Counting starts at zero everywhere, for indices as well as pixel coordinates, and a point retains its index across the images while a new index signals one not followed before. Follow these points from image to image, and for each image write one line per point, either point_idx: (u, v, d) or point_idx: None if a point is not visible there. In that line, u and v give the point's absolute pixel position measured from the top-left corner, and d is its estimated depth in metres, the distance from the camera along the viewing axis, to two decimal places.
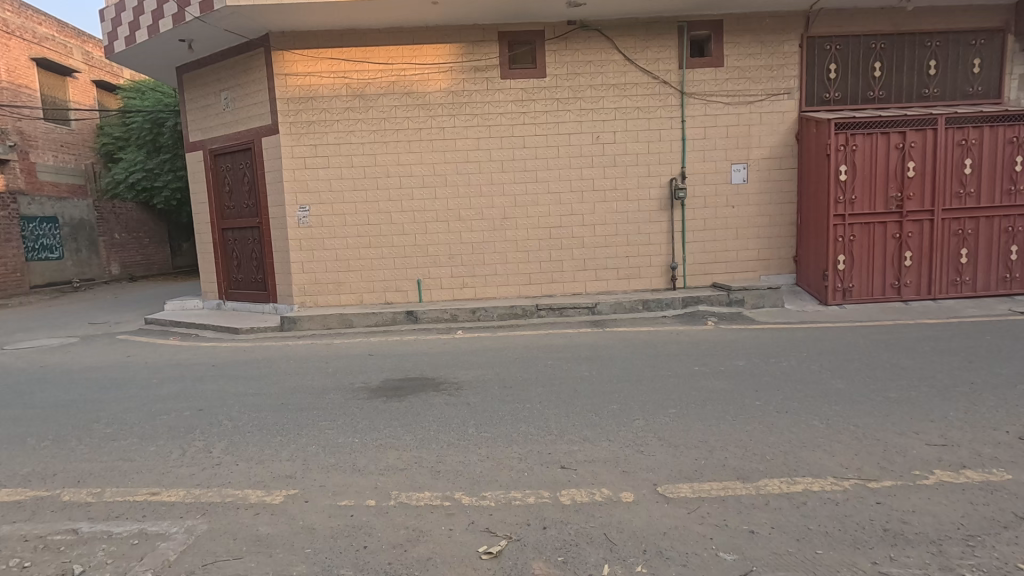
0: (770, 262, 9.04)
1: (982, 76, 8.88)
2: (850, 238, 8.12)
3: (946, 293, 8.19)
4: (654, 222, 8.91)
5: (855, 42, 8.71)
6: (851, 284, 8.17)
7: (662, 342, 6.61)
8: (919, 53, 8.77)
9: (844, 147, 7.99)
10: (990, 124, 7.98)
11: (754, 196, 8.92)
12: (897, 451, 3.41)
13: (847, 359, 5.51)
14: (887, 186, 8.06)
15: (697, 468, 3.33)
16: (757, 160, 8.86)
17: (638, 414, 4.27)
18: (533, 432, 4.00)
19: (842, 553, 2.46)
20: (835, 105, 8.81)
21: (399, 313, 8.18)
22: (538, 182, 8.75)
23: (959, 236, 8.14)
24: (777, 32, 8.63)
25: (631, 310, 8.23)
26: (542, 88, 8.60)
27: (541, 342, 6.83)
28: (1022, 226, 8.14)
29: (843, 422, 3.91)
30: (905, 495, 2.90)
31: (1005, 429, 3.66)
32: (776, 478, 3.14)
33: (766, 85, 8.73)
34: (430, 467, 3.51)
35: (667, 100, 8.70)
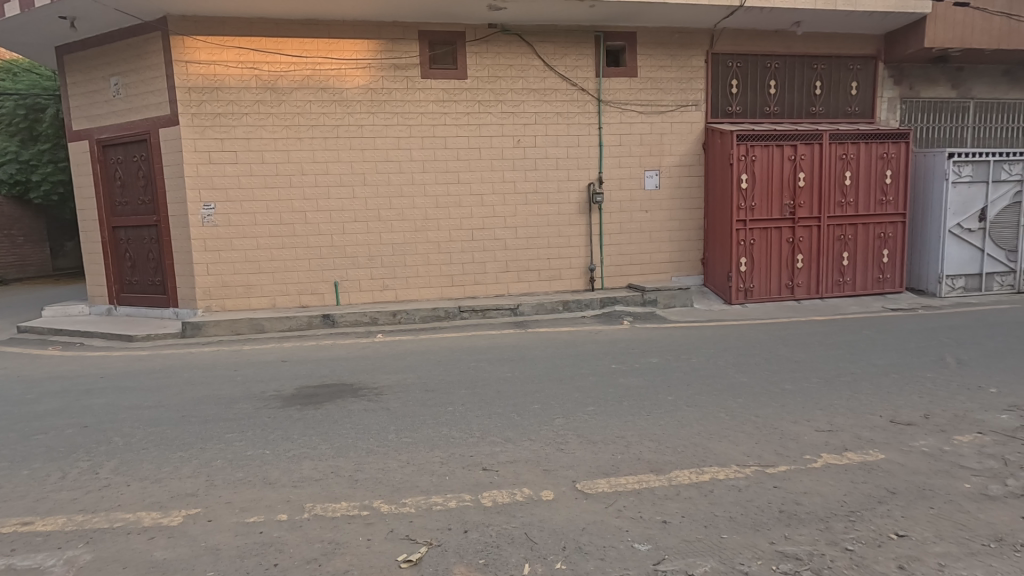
0: (681, 263, 9.55)
1: (859, 98, 9.93)
2: (750, 242, 8.77)
3: (831, 292, 9.05)
4: (573, 226, 9.14)
5: (753, 61, 9.42)
6: (752, 284, 8.82)
7: (581, 342, 6.80)
8: (808, 74, 9.64)
9: (745, 157, 8.61)
10: (866, 140, 8.90)
11: (666, 201, 9.40)
12: (791, 437, 3.72)
13: (748, 354, 5.94)
14: (782, 194, 8.78)
15: (614, 463, 3.45)
16: (669, 168, 9.34)
17: (558, 413, 4.36)
18: (455, 435, 3.97)
19: (744, 536, 2.63)
20: (737, 118, 9.48)
21: (315, 316, 7.82)
22: (459, 184, 8.72)
23: (841, 241, 9.02)
24: (686, 47, 9.15)
25: (553, 311, 8.39)
26: (463, 89, 8.57)
27: (464, 344, 6.81)
28: (891, 233, 9.17)
29: (746, 413, 4.20)
30: (798, 478, 3.16)
31: (879, 413, 4.09)
32: (687, 469, 3.32)
33: (677, 96, 9.22)
34: (348, 476, 3.38)
35: (585, 107, 8.97)
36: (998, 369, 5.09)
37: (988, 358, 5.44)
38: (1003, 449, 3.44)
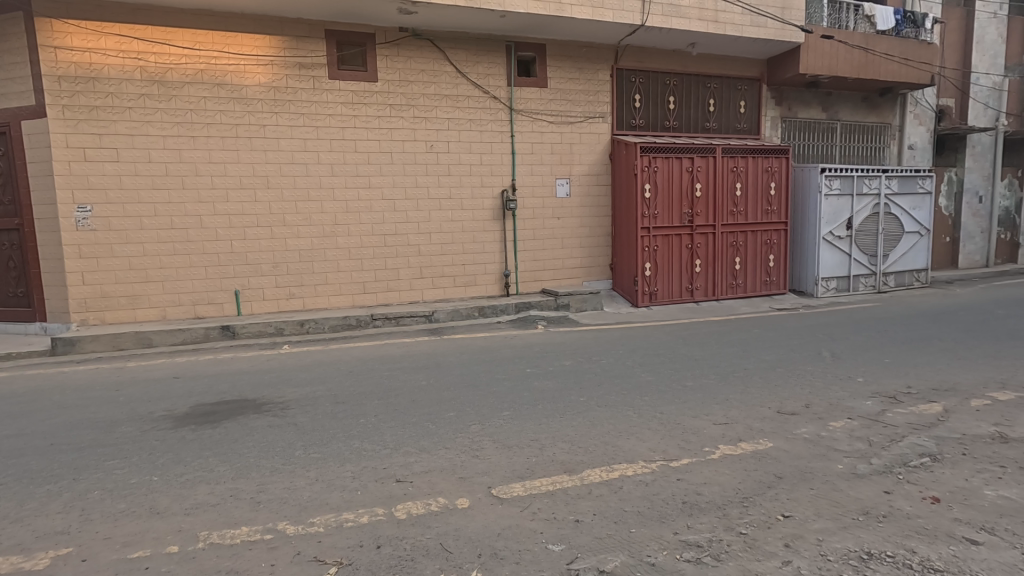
0: (591, 269, 9.91)
1: (746, 116, 10.85)
2: (654, 248, 9.26)
3: (725, 294, 9.78)
4: (487, 232, 9.20)
5: (654, 77, 9.99)
6: (656, 288, 9.33)
7: (496, 347, 6.84)
8: (702, 92, 10.37)
9: (648, 168, 9.10)
10: (753, 155, 9.73)
11: (576, 209, 9.71)
12: (692, 431, 3.97)
13: (653, 354, 6.26)
14: (681, 203, 9.36)
15: (529, 466, 3.49)
16: (578, 176, 9.68)
17: (474, 419, 4.35)
18: (368, 448, 3.84)
19: (651, 528, 2.76)
20: (640, 130, 10.00)
21: (213, 328, 7.26)
22: (371, 188, 8.49)
23: (733, 247, 9.78)
24: (592, 61, 9.54)
25: (468, 317, 8.37)
26: (373, 92, 8.37)
27: (377, 353, 6.62)
28: (775, 239, 10.08)
29: (652, 411, 4.42)
30: (699, 469, 3.37)
31: (768, 405, 4.46)
32: (598, 467, 3.44)
33: (585, 108, 9.58)
34: (249, 499, 3.16)
35: (497, 115, 9.08)
36: (864, 361, 5.74)
37: (856, 351, 6.11)
38: (868, 431, 3.88)
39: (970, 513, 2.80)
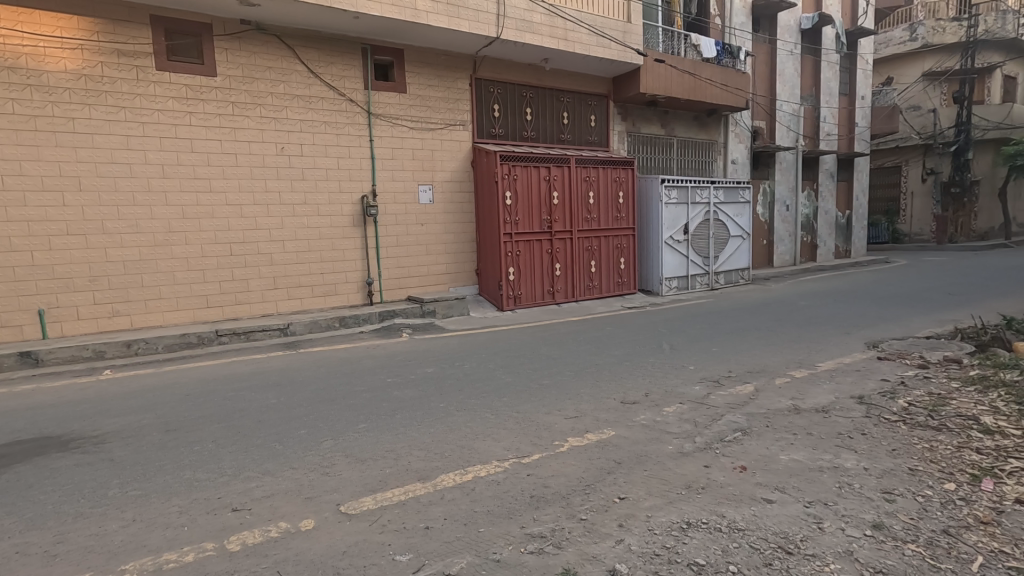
0: (457, 274, 9.98)
1: (596, 129, 11.67)
2: (516, 253, 9.56)
3: (583, 295, 10.42)
4: (347, 239, 8.85)
5: (511, 89, 10.37)
6: (519, 291, 9.63)
7: (357, 358, 6.59)
8: (557, 105, 10.96)
9: (508, 176, 9.37)
10: (603, 166, 10.48)
11: (440, 215, 9.73)
12: (545, 427, 4.16)
13: (514, 355, 6.47)
14: (540, 210, 9.80)
15: (382, 478, 3.40)
16: (441, 183, 9.70)
17: (326, 435, 4.15)
18: (202, 477, 3.49)
19: (499, 526, 2.83)
20: (500, 139, 10.30)
21: (8, 355, 6.11)
22: (212, 193, 7.74)
23: (588, 251, 10.44)
24: (451, 69, 9.64)
25: (327, 328, 7.96)
26: (211, 87, 7.68)
27: (221, 372, 6.04)
28: (625, 243, 10.94)
29: (508, 411, 4.55)
30: (547, 463, 3.54)
31: (613, 396, 4.82)
32: (452, 472, 3.45)
33: (445, 115, 9.65)
34: (43, 552, 2.70)
35: (355, 119, 8.79)
36: (696, 351, 6.43)
37: (690, 343, 6.84)
38: (694, 413, 4.35)
39: (767, 476, 3.24)
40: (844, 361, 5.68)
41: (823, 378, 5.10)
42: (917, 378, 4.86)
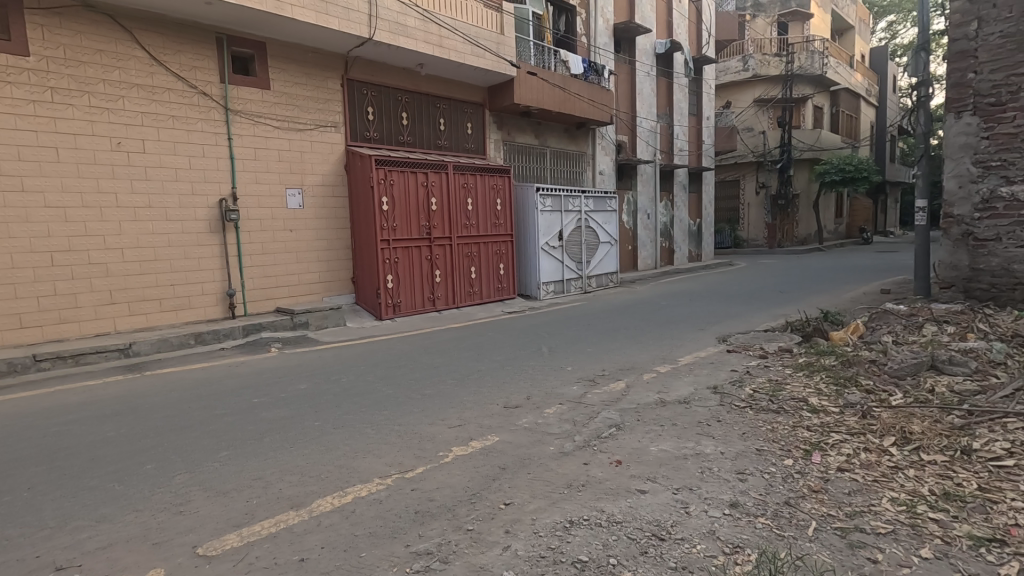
0: (331, 283, 9.47)
1: (473, 136, 11.78)
2: (395, 260, 9.30)
3: (463, 301, 10.42)
4: (203, 246, 7.99)
5: (385, 92, 10.09)
6: (398, 299, 9.38)
7: (219, 377, 5.95)
8: (433, 111, 10.87)
9: (383, 181, 9.09)
10: (480, 173, 10.59)
11: (311, 221, 9.17)
12: (428, 438, 4.06)
13: (395, 366, 6.27)
14: (418, 216, 9.64)
15: (249, 510, 3.08)
16: (312, 187, 9.15)
17: (180, 467, 3.68)
18: (14, 534, 2.89)
19: (382, 547, 2.69)
20: (375, 143, 9.97)
21: None
22: (25, 192, 6.53)
23: (468, 257, 10.48)
24: (320, 68, 9.16)
25: (180, 347, 7.10)
26: (22, 68, 6.50)
27: (42, 404, 5.10)
28: (503, 250, 11.15)
29: (389, 424, 4.38)
30: (432, 476, 3.45)
31: (496, 402, 4.86)
32: (329, 495, 3.23)
33: (314, 115, 9.13)
34: None
35: (209, 114, 7.98)
36: (573, 352, 6.72)
37: (567, 345, 7.12)
38: (573, 413, 4.53)
39: (640, 468, 3.45)
40: (701, 355, 6.27)
41: (684, 372, 5.59)
42: (759, 367, 5.50)
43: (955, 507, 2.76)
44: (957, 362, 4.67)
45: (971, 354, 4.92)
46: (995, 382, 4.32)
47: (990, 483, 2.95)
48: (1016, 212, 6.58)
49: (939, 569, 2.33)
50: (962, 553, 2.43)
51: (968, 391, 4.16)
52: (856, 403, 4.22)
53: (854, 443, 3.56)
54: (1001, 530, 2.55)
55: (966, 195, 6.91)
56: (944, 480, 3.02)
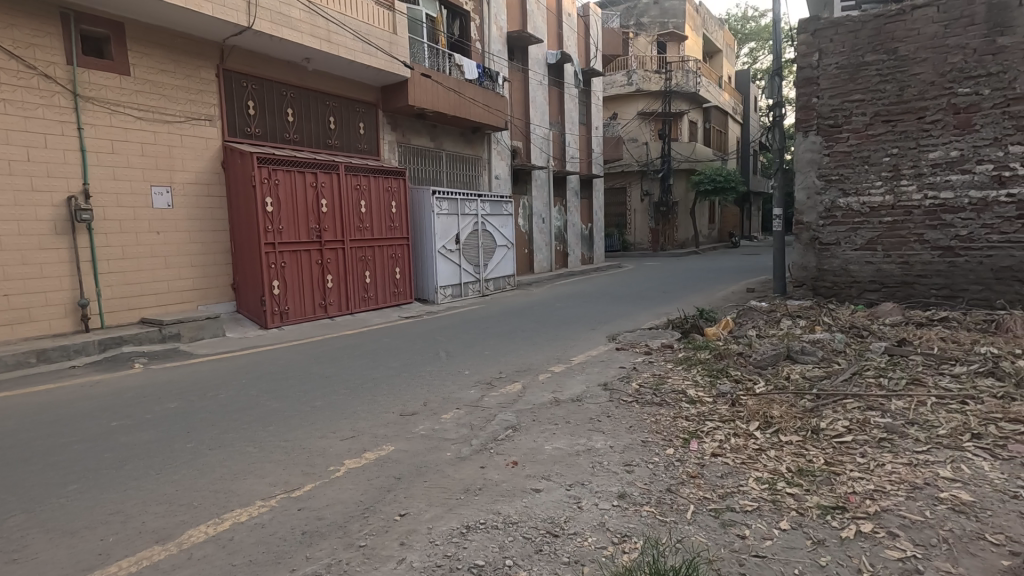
0: (207, 290, 8.68)
1: (365, 137, 11.41)
2: (281, 265, 8.73)
3: (357, 307, 10.04)
4: (47, 250, 6.96)
5: (268, 86, 9.46)
6: (286, 306, 8.81)
7: (69, 399, 5.21)
8: (321, 108, 10.38)
9: (267, 180, 8.50)
10: (374, 175, 10.28)
11: (182, 222, 8.35)
12: (318, 453, 3.85)
13: (282, 377, 5.87)
14: (307, 218, 9.14)
15: (104, 550, 2.72)
16: (183, 185, 8.34)
17: (16, 508, 3.16)
18: None
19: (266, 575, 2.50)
20: (257, 139, 9.31)
21: None
22: None
23: (362, 261, 10.11)
24: (192, 55, 8.38)
25: (17, 366, 6.11)
26: None
27: None
28: (399, 253, 10.91)
29: (274, 441, 4.09)
30: (321, 492, 3.27)
31: (391, 410, 4.71)
32: (203, 523, 2.94)
33: (185, 107, 8.33)
34: None
35: (53, 100, 6.99)
36: (470, 355, 6.73)
37: (464, 348, 7.11)
38: (470, 417, 4.52)
39: (535, 467, 3.52)
40: (592, 354, 6.55)
41: (577, 371, 5.81)
42: (645, 363, 5.85)
43: (806, 481, 3.11)
44: (807, 352, 5.29)
45: (819, 344, 5.60)
46: (837, 368, 4.95)
47: (834, 457, 3.37)
48: (851, 220, 7.61)
49: (795, 538, 2.61)
50: (813, 522, 2.74)
51: (816, 377, 4.73)
52: (727, 392, 4.63)
53: (726, 429, 3.90)
54: (843, 498, 2.91)
55: (813, 205, 7.87)
56: (799, 458, 3.39)
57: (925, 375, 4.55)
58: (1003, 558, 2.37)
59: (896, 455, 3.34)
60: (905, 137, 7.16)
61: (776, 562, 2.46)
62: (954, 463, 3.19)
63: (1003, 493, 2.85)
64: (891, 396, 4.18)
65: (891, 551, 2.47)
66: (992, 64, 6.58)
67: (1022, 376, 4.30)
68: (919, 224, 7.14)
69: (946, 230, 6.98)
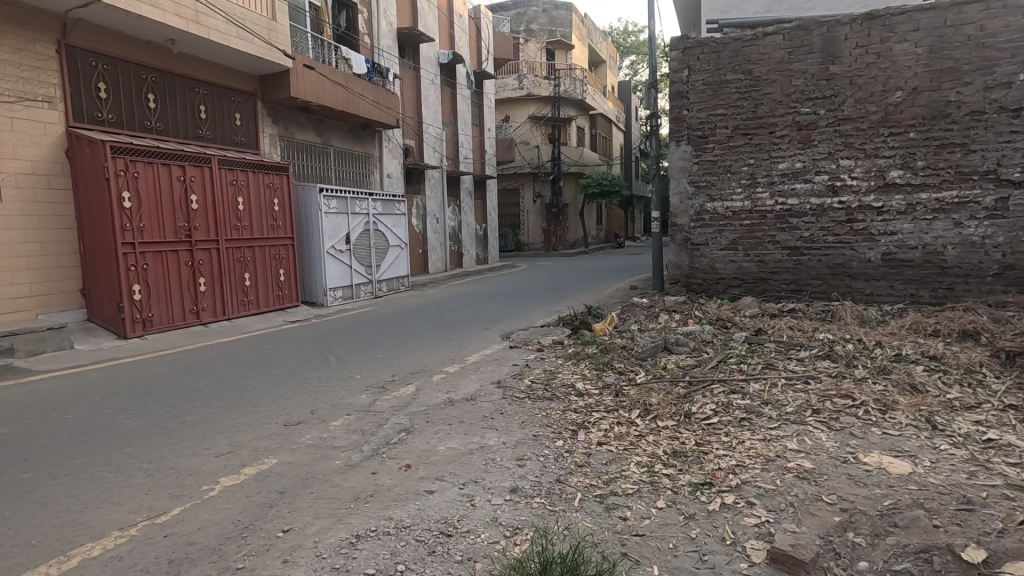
0: (49, 297, 7.57)
1: (242, 129, 10.60)
2: (143, 267, 7.84)
3: (235, 312, 9.31)
4: None
5: (124, 67, 8.45)
6: (149, 313, 7.94)
7: None
8: (190, 96, 9.48)
9: (124, 172, 7.59)
10: (252, 170, 9.58)
11: (14, 219, 7.20)
12: (189, 472, 3.51)
13: (145, 392, 5.28)
14: (174, 216, 8.29)
15: None
16: (14, 176, 7.19)
17: None
18: None
19: None
20: (110, 126, 8.28)
21: None
22: None
23: (240, 263, 9.39)
24: (24, 26, 7.25)
25: None
26: None
27: None
28: (282, 254, 10.27)
29: (134, 463, 3.67)
30: (192, 515, 2.99)
31: (274, 421, 4.42)
32: (44, 564, 2.56)
33: (16, 85, 7.19)
34: None
35: None
36: (361, 359, 6.53)
37: (355, 352, 6.88)
38: (361, 422, 4.38)
39: (428, 469, 3.48)
40: (486, 353, 6.63)
41: (471, 370, 5.85)
42: (536, 360, 6.03)
43: (680, 462, 3.39)
44: (681, 343, 5.75)
45: (690, 335, 6.12)
46: (706, 356, 5.46)
47: (703, 438, 3.70)
48: (717, 223, 8.39)
49: (670, 515, 2.84)
50: (685, 499, 2.99)
51: (689, 366, 5.16)
52: (611, 383, 4.91)
53: (610, 419, 4.13)
54: (710, 475, 3.21)
55: (685, 209, 8.58)
56: (674, 441, 3.68)
57: (777, 359, 5.14)
58: (835, 514, 2.75)
59: (753, 432, 3.74)
60: (759, 150, 8.04)
61: (653, 539, 2.65)
62: (799, 436, 3.64)
63: (836, 458, 3.31)
64: (750, 380, 4.67)
65: (749, 519, 2.77)
66: (826, 88, 7.59)
67: (850, 357, 5.01)
68: (771, 227, 8.05)
69: (793, 232, 7.94)
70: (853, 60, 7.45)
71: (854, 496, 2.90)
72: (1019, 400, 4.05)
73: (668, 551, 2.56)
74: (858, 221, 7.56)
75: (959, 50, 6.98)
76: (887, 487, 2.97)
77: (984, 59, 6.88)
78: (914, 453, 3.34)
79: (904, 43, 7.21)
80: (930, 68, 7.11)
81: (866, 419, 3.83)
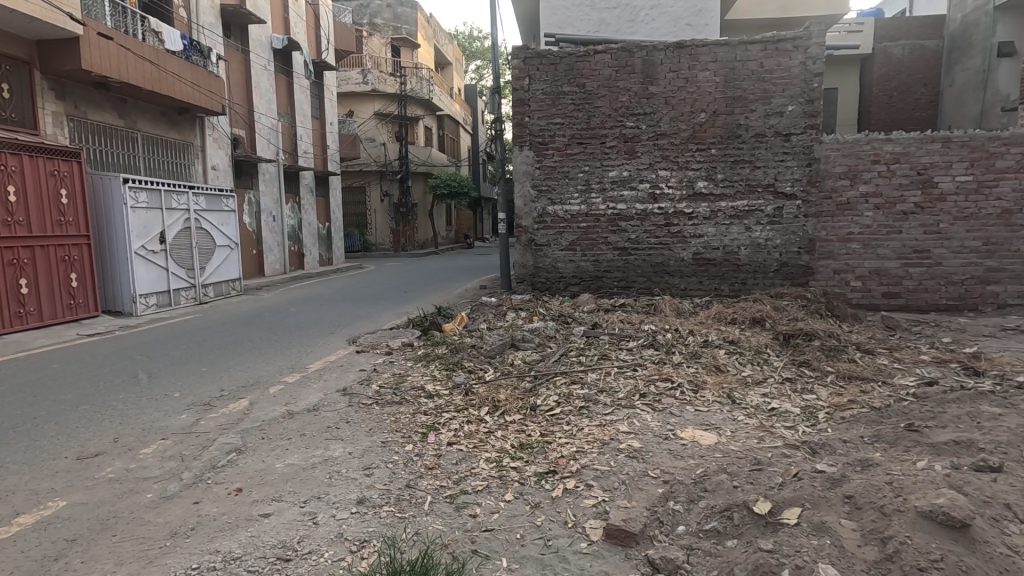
0: None
1: (13, 103, 8.70)
2: None
3: (8, 327, 7.65)
4: None
5: None
6: None
7: None
8: None
9: None
10: (28, 153, 7.94)
11: None
12: None
13: None
14: None
15: None
16: None
17: None
18: None
19: None
20: None
21: None
22: None
23: (15, 266, 7.74)
24: None
25: None
26: None
27: None
28: (75, 254, 8.67)
29: None
30: None
31: (63, 455, 3.70)
32: None
33: None
34: None
35: None
36: (179, 373, 5.76)
37: (173, 367, 6.04)
38: (180, 446, 3.85)
39: (263, 491, 3.18)
40: (330, 359, 6.27)
41: (314, 378, 5.49)
42: (385, 364, 5.85)
43: (527, 453, 3.53)
44: (527, 340, 6.00)
45: (536, 332, 6.42)
46: (549, 351, 5.77)
47: (547, 428, 3.90)
48: (558, 225, 8.91)
49: (517, 506, 2.93)
50: (531, 488, 3.11)
51: (534, 360, 5.41)
52: (462, 382, 4.95)
53: (460, 418, 4.16)
54: (554, 463, 3.39)
55: (529, 211, 8.97)
56: (521, 434, 3.82)
57: (611, 350, 5.63)
58: (659, 487, 3.08)
59: (591, 418, 4.04)
60: (593, 158, 8.71)
61: (502, 532, 2.72)
62: (629, 419, 4.02)
63: (660, 436, 3.71)
64: (588, 370, 5.04)
65: (588, 500, 2.97)
66: (647, 106, 8.48)
67: (669, 345, 5.67)
68: (605, 229, 8.77)
69: (622, 234, 8.74)
70: (668, 83, 8.42)
71: (673, 468, 3.28)
72: (792, 373, 4.94)
73: (516, 541, 2.65)
74: (673, 225, 8.58)
75: (746, 82, 8.26)
76: (699, 458, 3.41)
77: (764, 91, 8.23)
78: (718, 426, 3.88)
79: (706, 71, 8.33)
80: (725, 94, 8.31)
81: (683, 399, 4.36)
